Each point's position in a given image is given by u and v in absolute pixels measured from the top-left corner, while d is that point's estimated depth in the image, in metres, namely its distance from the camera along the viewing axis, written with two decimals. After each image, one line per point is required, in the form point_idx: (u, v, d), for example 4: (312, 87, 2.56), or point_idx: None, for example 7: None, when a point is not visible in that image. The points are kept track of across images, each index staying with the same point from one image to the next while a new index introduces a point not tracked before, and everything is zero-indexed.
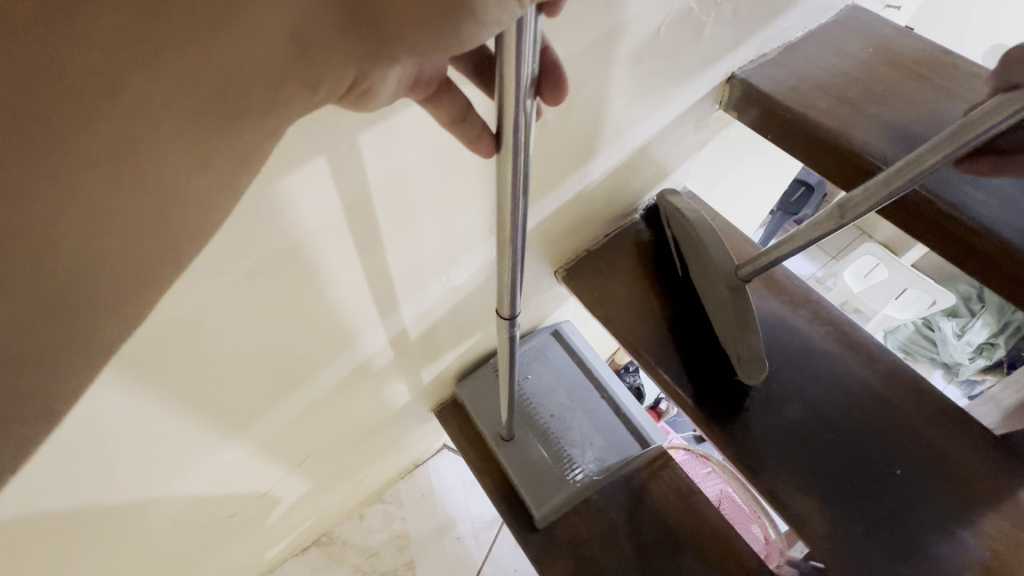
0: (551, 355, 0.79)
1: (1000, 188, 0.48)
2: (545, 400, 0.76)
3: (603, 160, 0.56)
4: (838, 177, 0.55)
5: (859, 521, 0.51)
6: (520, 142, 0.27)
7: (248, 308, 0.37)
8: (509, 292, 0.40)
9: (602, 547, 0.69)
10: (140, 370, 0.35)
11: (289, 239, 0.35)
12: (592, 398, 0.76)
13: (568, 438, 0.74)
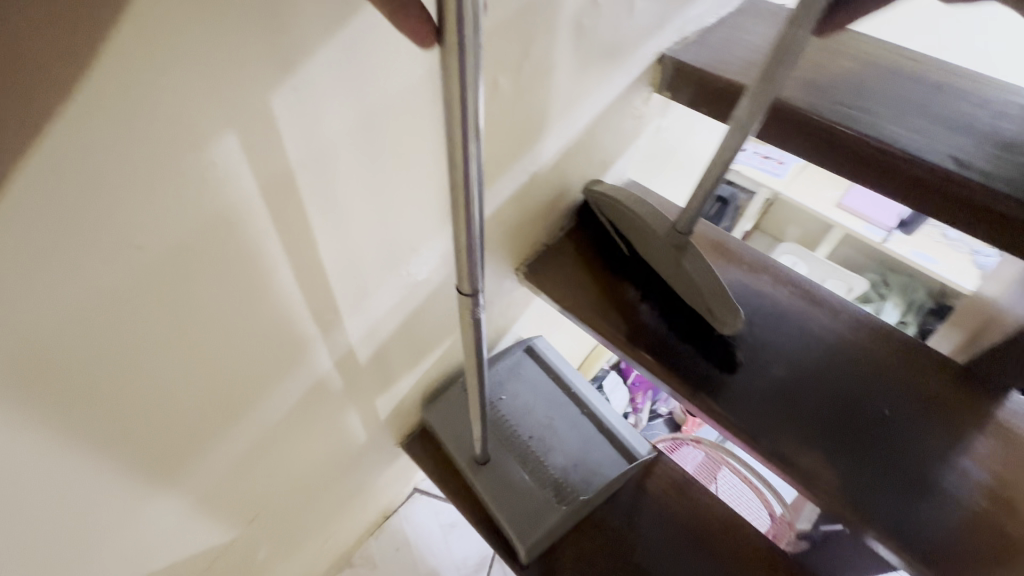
0: (525, 373, 0.72)
1: (920, 125, 0.51)
2: (522, 421, 0.69)
3: (553, 140, 0.54)
4: (776, 134, 0.56)
5: (866, 467, 0.50)
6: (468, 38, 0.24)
7: (172, 296, 0.31)
8: (466, 261, 0.36)
9: (609, 562, 0.63)
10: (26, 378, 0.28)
11: (217, 204, 0.30)
12: (576, 412, 0.70)
13: (552, 459, 0.66)
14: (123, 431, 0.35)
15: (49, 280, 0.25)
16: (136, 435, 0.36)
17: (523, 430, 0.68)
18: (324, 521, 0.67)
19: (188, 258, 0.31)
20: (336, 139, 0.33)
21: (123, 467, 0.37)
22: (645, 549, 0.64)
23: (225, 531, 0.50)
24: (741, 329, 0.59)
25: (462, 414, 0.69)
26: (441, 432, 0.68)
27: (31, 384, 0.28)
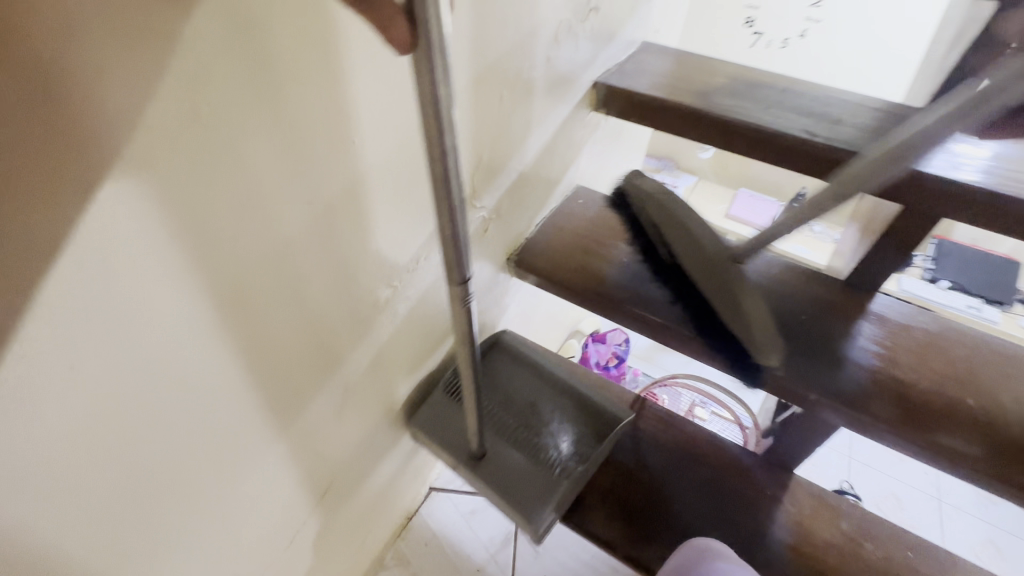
0: (501, 368, 0.79)
1: (782, 113, 0.73)
2: (507, 412, 0.75)
3: (531, 147, 0.70)
4: (688, 129, 0.76)
5: (799, 352, 0.67)
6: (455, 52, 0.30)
7: (302, 252, 0.42)
8: (455, 251, 0.43)
9: (623, 496, 0.73)
10: (217, 311, 0.37)
11: (341, 177, 0.41)
12: (552, 395, 0.77)
13: (542, 439, 0.73)
14: (255, 371, 0.43)
15: (244, 227, 0.35)
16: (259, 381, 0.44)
17: (510, 420, 0.74)
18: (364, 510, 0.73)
19: (322, 220, 0.42)
20: (407, 131, 0.46)
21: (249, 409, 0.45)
22: (653, 470, 0.76)
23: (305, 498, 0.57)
24: (690, 276, 0.76)
25: (453, 415, 0.73)
26: (433, 438, 0.72)
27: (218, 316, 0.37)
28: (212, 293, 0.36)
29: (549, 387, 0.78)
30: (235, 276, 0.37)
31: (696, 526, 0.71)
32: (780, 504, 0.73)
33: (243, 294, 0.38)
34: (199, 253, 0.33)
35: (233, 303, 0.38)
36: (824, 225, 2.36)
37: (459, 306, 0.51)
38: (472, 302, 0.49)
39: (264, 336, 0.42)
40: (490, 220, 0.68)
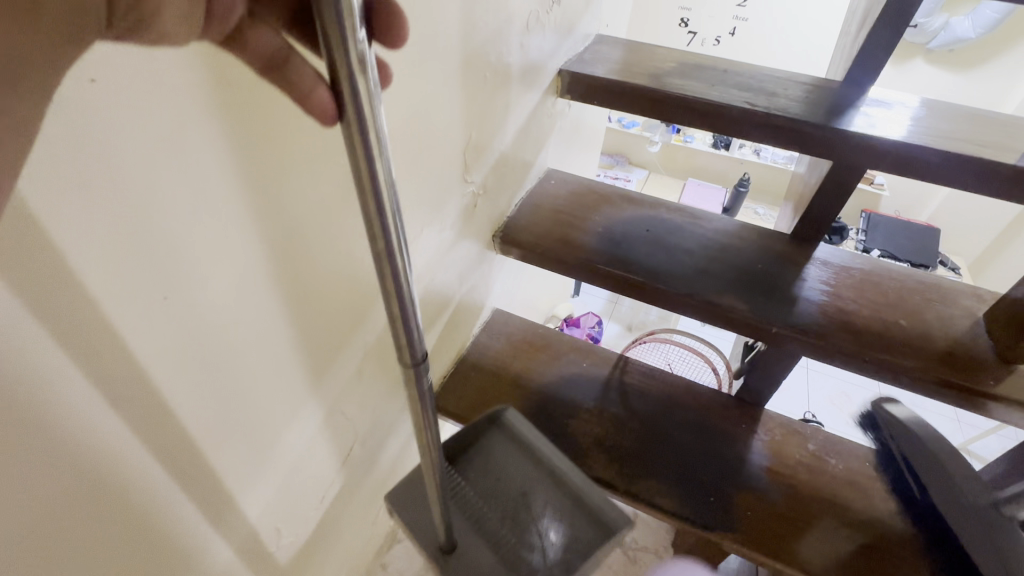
0: (494, 449, 0.69)
1: (724, 88, 0.83)
2: (492, 504, 0.65)
3: (510, 129, 0.77)
4: (646, 108, 0.84)
5: (759, 294, 0.76)
6: (371, 141, 0.26)
7: (327, 216, 0.47)
8: (404, 332, 0.36)
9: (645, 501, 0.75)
10: (267, 265, 0.42)
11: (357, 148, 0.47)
12: (546, 485, 0.66)
13: (524, 541, 0.61)
14: (293, 330, 0.48)
15: (282, 193, 0.40)
16: (296, 336, 0.48)
17: (494, 513, 0.64)
18: (382, 480, 0.78)
19: (344, 185, 0.48)
20: (407, 105, 0.52)
21: (289, 370, 0.49)
22: (641, 416, 0.83)
23: (333, 464, 0.62)
24: (658, 239, 0.85)
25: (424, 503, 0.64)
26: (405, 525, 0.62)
27: (266, 273, 0.42)
28: (266, 247, 0.41)
29: (543, 474, 0.67)
30: (281, 230, 0.42)
31: (684, 462, 0.78)
32: (755, 434, 0.82)
33: (288, 247, 0.43)
34: (256, 204, 0.38)
35: (280, 255, 0.43)
36: (767, 207, 2.55)
37: (418, 404, 0.43)
38: (430, 389, 0.41)
39: (300, 295, 0.47)
40: (478, 196, 0.74)
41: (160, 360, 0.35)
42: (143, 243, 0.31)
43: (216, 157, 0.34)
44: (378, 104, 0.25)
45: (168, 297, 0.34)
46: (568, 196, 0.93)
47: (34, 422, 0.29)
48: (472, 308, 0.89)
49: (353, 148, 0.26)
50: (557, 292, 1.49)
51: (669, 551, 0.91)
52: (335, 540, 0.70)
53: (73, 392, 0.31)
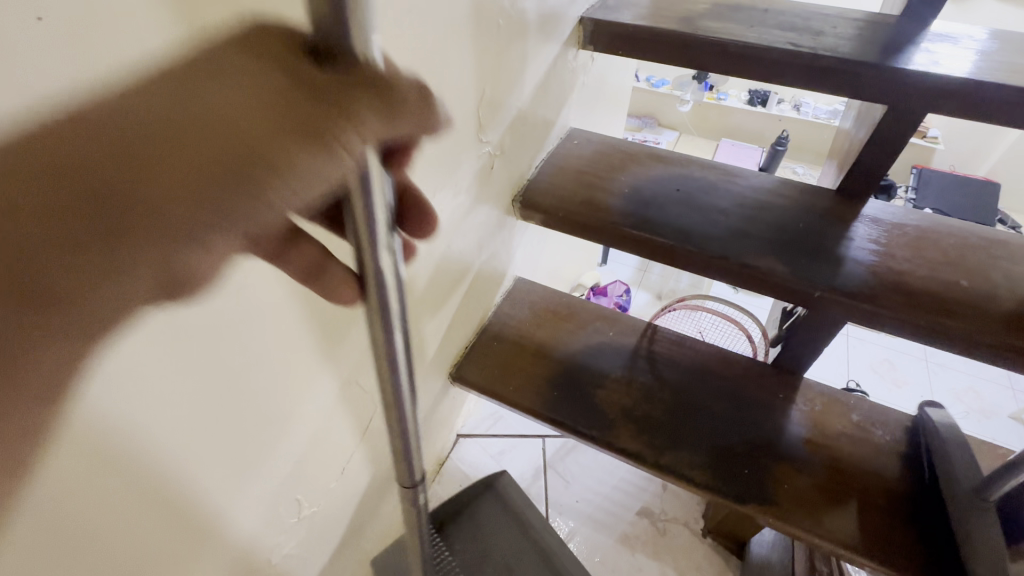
0: (479, 514, 0.81)
1: (766, 28, 0.75)
2: (479, 571, 0.75)
3: (528, 85, 0.72)
4: (676, 57, 0.77)
5: (802, 255, 0.71)
6: (387, 296, 0.32)
7: None
8: (405, 463, 0.45)
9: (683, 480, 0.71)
10: None
11: None
12: (527, 546, 0.78)
13: None
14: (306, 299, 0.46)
15: None
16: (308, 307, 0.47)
17: None
18: None
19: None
20: (413, 57, 0.48)
21: (305, 341, 0.48)
22: (671, 385, 0.80)
23: (354, 439, 0.62)
24: (690, 199, 0.79)
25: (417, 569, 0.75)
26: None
27: None
28: None
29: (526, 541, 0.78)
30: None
31: (718, 433, 0.74)
32: (793, 405, 0.77)
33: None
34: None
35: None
36: (807, 166, 2.40)
37: (415, 517, 0.51)
38: (421, 503, 0.50)
39: None
40: (495, 157, 0.70)
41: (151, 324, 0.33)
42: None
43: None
44: (400, 286, 0.32)
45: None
46: (592, 156, 0.88)
47: None
48: (493, 276, 0.86)
49: (374, 322, 0.34)
50: (584, 260, 1.44)
51: (700, 522, 0.89)
52: (362, 511, 0.72)
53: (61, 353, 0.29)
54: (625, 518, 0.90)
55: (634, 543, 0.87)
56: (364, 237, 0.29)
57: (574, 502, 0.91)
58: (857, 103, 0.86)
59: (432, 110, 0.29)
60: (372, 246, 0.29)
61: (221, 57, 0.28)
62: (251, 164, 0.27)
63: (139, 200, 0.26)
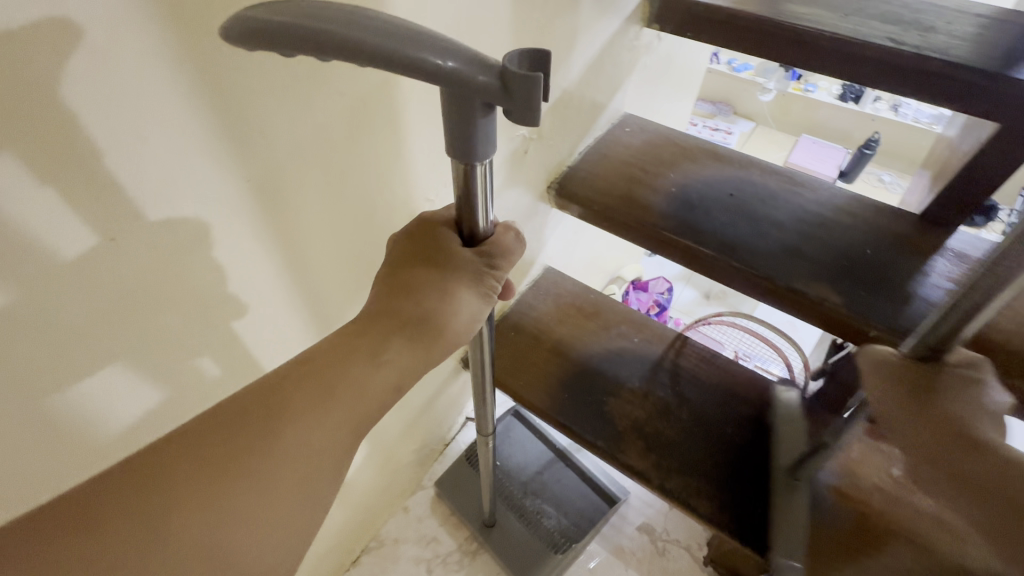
0: (515, 433, 0.94)
1: (861, 18, 0.65)
2: (513, 478, 0.89)
3: (576, 65, 0.66)
4: (749, 45, 0.69)
5: (860, 287, 0.62)
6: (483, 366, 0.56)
7: (337, 155, 0.42)
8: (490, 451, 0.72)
9: (685, 505, 0.67)
10: (258, 201, 0.38)
11: (377, 77, 0.41)
12: (555, 463, 0.90)
13: (542, 509, 0.86)
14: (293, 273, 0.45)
15: (270, 128, 0.36)
16: (277, 277, 0.44)
17: (517, 486, 0.88)
18: (405, 428, 0.79)
19: (349, 116, 0.41)
20: (441, 27, 0.44)
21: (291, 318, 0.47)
22: (690, 404, 0.74)
23: None
24: (742, 206, 0.71)
25: (468, 485, 0.89)
26: (451, 502, 0.89)
27: (253, 207, 0.38)
28: (253, 183, 0.37)
29: (557, 456, 0.91)
30: (266, 164, 0.37)
31: (733, 464, 0.69)
32: (826, 446, 0.70)
33: (266, 181, 0.38)
34: (244, 144, 0.35)
35: (254, 180, 0.37)
36: (896, 175, 2.16)
37: (487, 478, 0.77)
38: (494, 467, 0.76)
39: (300, 238, 0.44)
40: (530, 141, 0.65)
41: (82, 275, 0.31)
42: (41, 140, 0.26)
43: (185, 75, 0.30)
44: (490, 360, 0.56)
45: (82, 206, 0.29)
46: (642, 148, 0.81)
47: None
48: (519, 264, 0.83)
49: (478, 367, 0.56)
50: (628, 252, 1.37)
51: (702, 550, 0.87)
52: (354, 482, 0.74)
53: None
54: (625, 531, 0.89)
55: (629, 558, 0.87)
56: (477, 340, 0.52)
57: None
58: (963, 114, 0.73)
59: (521, 236, 0.41)
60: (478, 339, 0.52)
61: (410, 245, 0.39)
62: (442, 318, 0.38)
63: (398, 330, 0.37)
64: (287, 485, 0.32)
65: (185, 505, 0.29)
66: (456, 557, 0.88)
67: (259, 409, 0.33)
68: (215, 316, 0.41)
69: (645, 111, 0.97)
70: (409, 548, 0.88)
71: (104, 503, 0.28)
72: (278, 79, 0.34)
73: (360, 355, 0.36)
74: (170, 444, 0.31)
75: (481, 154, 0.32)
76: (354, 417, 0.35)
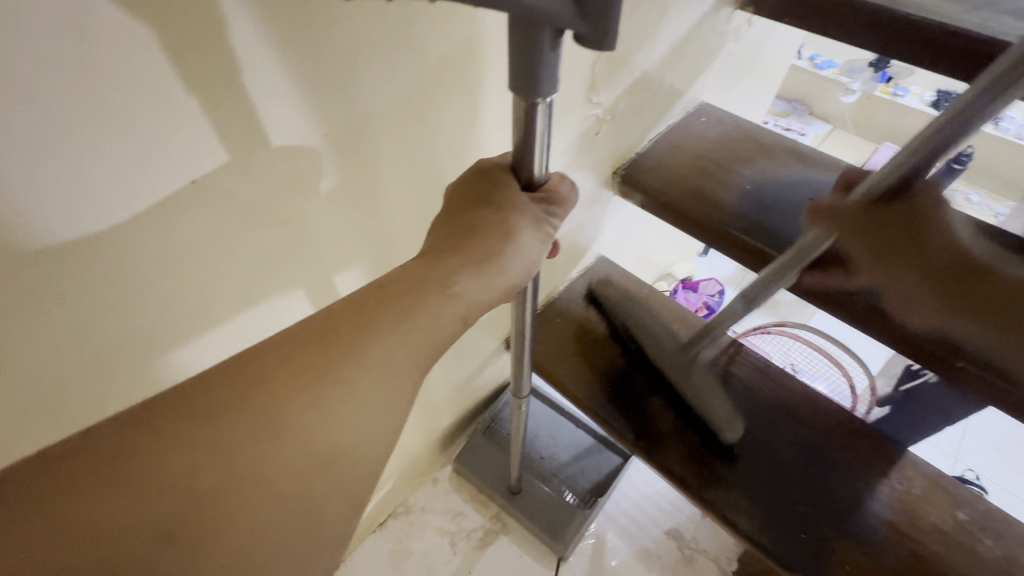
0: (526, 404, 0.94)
1: (996, 13, 0.57)
2: (533, 444, 0.90)
3: (661, 46, 0.62)
4: (857, 36, 0.62)
5: (951, 313, 0.57)
6: (524, 335, 0.55)
7: (412, 119, 0.40)
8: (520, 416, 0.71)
9: (722, 518, 0.65)
10: (331, 159, 0.37)
11: (462, 40, 0.39)
12: (569, 428, 0.92)
13: (563, 474, 0.88)
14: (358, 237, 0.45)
15: (351, 86, 0.34)
16: (341, 242, 0.44)
17: (536, 452, 0.90)
18: (443, 402, 0.80)
19: (432, 79, 0.39)
20: None
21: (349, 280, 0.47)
22: (738, 413, 0.71)
23: None
24: None
25: (491, 460, 0.90)
26: (475, 476, 0.89)
27: (325, 164, 0.37)
28: (329, 141, 0.36)
29: (568, 420, 0.93)
30: (343, 123, 0.36)
31: (779, 482, 0.66)
32: (882, 478, 0.65)
33: (341, 139, 0.37)
34: (324, 100, 0.34)
35: (333, 137, 0.36)
36: (986, 194, 1.97)
37: (517, 448, 0.77)
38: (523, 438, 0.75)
39: (368, 201, 0.43)
40: (603, 122, 0.62)
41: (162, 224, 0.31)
42: (143, 84, 0.26)
43: (278, 24, 0.28)
44: (529, 329, 0.55)
45: (174, 145, 0.28)
46: (718, 140, 0.76)
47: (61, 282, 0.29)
48: (574, 250, 0.80)
49: (515, 333, 0.55)
50: (683, 248, 1.31)
51: (731, 564, 0.86)
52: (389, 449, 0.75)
53: (68, 235, 0.27)
54: (652, 534, 0.89)
55: (653, 561, 0.86)
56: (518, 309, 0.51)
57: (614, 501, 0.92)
58: None
59: (575, 187, 0.39)
60: (521, 309, 0.51)
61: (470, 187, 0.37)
62: (507, 257, 0.35)
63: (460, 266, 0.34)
64: (376, 396, 0.30)
65: (274, 417, 0.28)
66: (480, 535, 0.88)
67: (335, 327, 0.31)
68: (281, 273, 0.41)
69: (722, 101, 0.92)
70: (435, 519, 0.90)
71: (190, 411, 0.27)
72: (365, 32, 0.32)
73: (428, 291, 0.33)
74: (244, 360, 0.29)
75: (544, 91, 0.30)
76: (433, 338, 0.32)
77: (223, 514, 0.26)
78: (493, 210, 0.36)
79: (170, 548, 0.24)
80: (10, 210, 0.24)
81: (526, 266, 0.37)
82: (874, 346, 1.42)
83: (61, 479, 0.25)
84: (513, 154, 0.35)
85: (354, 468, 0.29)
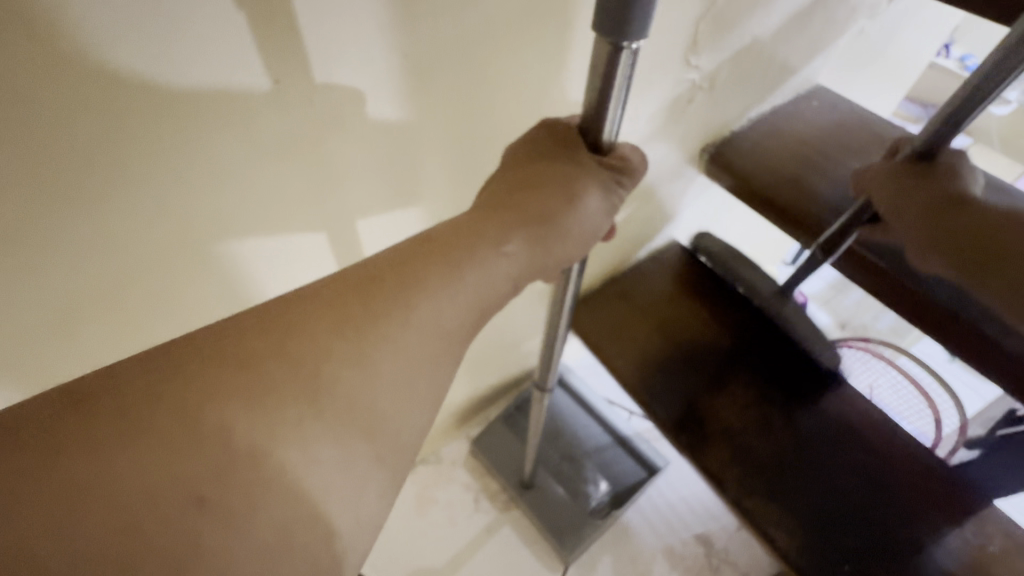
0: (556, 397, 0.93)
1: None
2: (556, 442, 0.89)
3: (779, 10, 0.56)
4: None
5: None
6: (559, 326, 0.53)
7: (497, 51, 0.39)
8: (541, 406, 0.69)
9: (760, 530, 0.61)
10: (412, 82, 0.37)
11: None
12: (596, 431, 0.90)
13: (582, 476, 0.86)
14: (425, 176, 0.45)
15: (439, 4, 0.34)
16: (408, 171, 0.44)
17: (558, 450, 0.89)
18: (488, 358, 0.81)
19: (521, 14, 0.38)
20: None
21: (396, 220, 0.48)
22: (796, 425, 0.66)
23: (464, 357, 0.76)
24: None
25: (510, 450, 0.90)
26: (489, 461, 0.89)
27: (402, 89, 0.37)
28: (410, 62, 0.36)
29: (596, 421, 0.91)
30: (426, 45, 0.35)
31: (828, 503, 0.61)
32: (954, 527, 0.58)
33: (423, 61, 0.36)
34: (410, 16, 0.33)
35: (413, 64, 0.36)
36: None
37: (534, 440, 0.76)
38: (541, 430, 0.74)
39: (440, 134, 0.43)
40: (699, 89, 0.58)
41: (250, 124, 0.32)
42: None
43: None
44: (564, 320, 0.53)
45: (235, 67, 0.30)
46: (828, 127, 0.69)
47: (156, 173, 0.31)
48: (644, 227, 0.76)
49: (551, 323, 0.54)
50: (767, 249, 1.21)
51: None
52: None
53: (174, 129, 0.30)
54: (679, 534, 0.86)
55: (676, 560, 0.84)
56: (556, 296, 0.50)
57: (646, 503, 0.88)
58: None
59: (646, 159, 0.37)
60: (557, 294, 0.49)
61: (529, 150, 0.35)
62: (564, 224, 0.33)
63: (508, 225, 0.32)
64: (441, 325, 0.29)
65: (306, 378, 0.26)
66: (504, 496, 0.90)
67: (373, 277, 0.29)
68: (347, 196, 0.42)
69: (841, 88, 0.81)
70: (465, 473, 0.92)
71: (263, 337, 0.26)
72: None
73: (482, 246, 0.31)
74: (297, 298, 0.28)
75: (632, 34, 0.27)
76: (484, 276, 0.31)
77: (254, 486, 0.24)
78: (553, 170, 0.34)
79: (196, 516, 0.23)
80: (121, 85, 0.27)
81: (584, 239, 0.35)
82: (972, 392, 1.24)
83: (71, 430, 0.23)
84: (585, 114, 0.33)
85: (384, 418, 0.27)
